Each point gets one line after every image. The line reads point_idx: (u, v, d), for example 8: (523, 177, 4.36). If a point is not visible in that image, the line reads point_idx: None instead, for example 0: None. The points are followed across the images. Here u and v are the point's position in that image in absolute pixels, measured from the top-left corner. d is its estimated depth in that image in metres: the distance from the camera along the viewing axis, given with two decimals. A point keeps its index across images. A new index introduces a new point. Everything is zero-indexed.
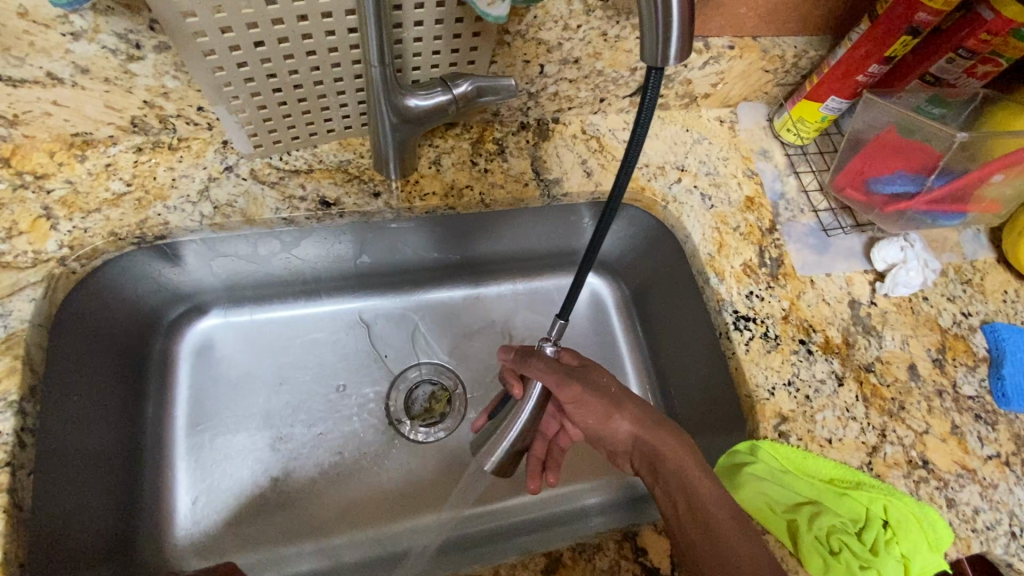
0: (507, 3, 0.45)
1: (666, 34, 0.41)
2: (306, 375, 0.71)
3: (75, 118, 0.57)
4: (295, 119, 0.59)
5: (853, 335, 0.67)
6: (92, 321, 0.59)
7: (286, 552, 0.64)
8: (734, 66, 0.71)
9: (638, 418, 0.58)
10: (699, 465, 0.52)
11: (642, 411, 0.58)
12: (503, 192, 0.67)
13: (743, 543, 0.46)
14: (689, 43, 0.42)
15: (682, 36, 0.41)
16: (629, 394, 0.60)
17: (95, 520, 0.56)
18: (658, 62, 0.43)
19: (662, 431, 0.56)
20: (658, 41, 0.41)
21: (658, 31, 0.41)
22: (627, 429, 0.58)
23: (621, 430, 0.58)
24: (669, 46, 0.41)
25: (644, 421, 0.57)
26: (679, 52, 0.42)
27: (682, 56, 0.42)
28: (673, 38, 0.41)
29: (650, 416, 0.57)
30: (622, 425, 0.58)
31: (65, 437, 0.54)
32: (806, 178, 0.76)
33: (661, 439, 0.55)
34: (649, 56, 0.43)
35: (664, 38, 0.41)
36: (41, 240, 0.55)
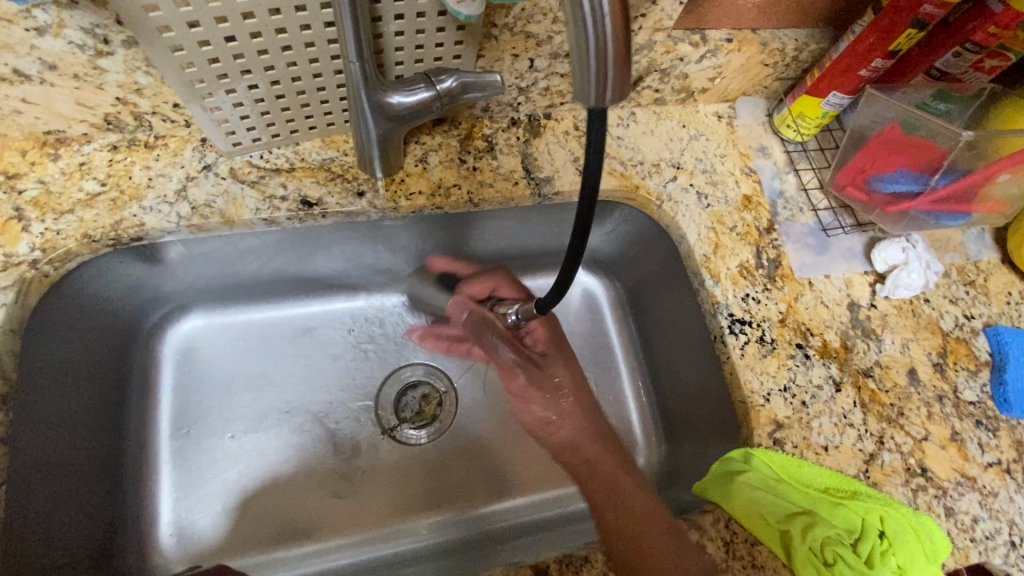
0: (477, 2, 0.48)
1: (602, 73, 0.36)
2: (293, 378, 0.70)
3: (46, 116, 0.55)
4: (275, 116, 0.57)
5: (852, 338, 0.65)
6: (72, 325, 0.57)
7: (275, 556, 0.63)
8: (732, 60, 0.68)
9: (579, 421, 0.68)
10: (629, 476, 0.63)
11: (582, 419, 0.68)
12: (491, 190, 0.65)
13: (664, 543, 0.53)
14: (627, 80, 0.37)
15: (617, 75, 0.36)
16: (578, 396, 0.69)
17: (73, 529, 0.55)
18: (588, 102, 0.37)
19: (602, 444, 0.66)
20: (591, 80, 0.36)
21: (591, 69, 0.36)
22: (567, 428, 0.68)
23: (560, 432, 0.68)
24: (602, 85, 0.37)
25: (584, 432, 0.68)
26: (611, 92, 0.37)
27: (617, 101, 0.38)
28: (607, 76, 0.36)
29: (594, 428, 0.68)
30: (559, 428, 0.69)
31: (39, 445, 0.53)
32: (805, 175, 0.74)
33: (595, 450, 0.66)
34: (578, 98, 0.38)
35: (598, 77, 0.36)
36: (12, 243, 0.54)
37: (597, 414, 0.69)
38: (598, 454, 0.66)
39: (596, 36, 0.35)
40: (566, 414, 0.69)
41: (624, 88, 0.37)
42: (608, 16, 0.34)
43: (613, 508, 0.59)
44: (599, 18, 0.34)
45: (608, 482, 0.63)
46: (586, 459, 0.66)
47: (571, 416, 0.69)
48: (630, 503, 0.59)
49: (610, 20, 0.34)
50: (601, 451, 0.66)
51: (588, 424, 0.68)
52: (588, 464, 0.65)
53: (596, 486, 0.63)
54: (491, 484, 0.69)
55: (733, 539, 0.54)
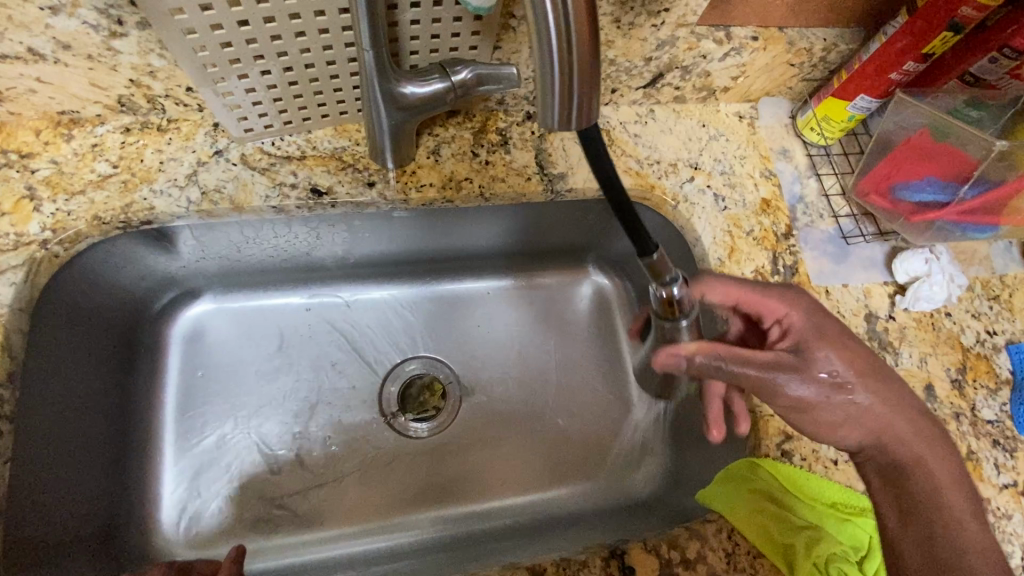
0: None
1: (566, 98, 0.37)
2: (340, 358, 0.71)
3: (61, 96, 0.55)
4: (287, 103, 0.57)
5: (868, 351, 0.63)
6: (81, 306, 0.58)
7: (272, 543, 0.63)
8: (757, 59, 0.66)
9: (883, 412, 0.52)
10: (953, 481, 0.51)
11: (894, 412, 0.52)
12: (504, 185, 0.63)
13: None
14: (592, 105, 0.38)
15: (582, 99, 0.37)
16: (886, 378, 0.52)
17: (71, 508, 0.56)
18: (550, 124, 0.39)
19: (905, 436, 0.51)
20: (552, 95, 0.37)
21: (551, 91, 0.37)
22: (867, 430, 0.52)
23: (854, 432, 0.52)
24: (562, 110, 0.38)
25: (900, 425, 0.51)
26: (577, 114, 0.38)
27: (587, 125, 0.39)
28: (570, 104, 0.37)
29: (907, 425, 0.52)
30: (856, 423, 0.51)
31: (47, 425, 0.54)
32: (827, 181, 0.72)
33: (920, 450, 0.51)
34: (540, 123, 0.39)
35: (556, 94, 0.37)
36: (24, 223, 0.54)
37: (908, 407, 0.53)
38: (905, 443, 0.51)
39: (561, 65, 0.35)
40: (868, 408, 0.52)
41: (592, 112, 0.38)
42: (572, 42, 0.35)
43: (925, 548, 0.48)
44: (568, 47, 0.35)
45: (930, 494, 0.50)
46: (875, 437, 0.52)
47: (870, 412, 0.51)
48: (963, 530, 0.48)
49: (574, 46, 0.35)
50: (925, 459, 0.51)
51: (897, 410, 0.52)
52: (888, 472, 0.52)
53: (914, 478, 0.51)
54: (494, 480, 0.69)
55: (734, 550, 0.52)
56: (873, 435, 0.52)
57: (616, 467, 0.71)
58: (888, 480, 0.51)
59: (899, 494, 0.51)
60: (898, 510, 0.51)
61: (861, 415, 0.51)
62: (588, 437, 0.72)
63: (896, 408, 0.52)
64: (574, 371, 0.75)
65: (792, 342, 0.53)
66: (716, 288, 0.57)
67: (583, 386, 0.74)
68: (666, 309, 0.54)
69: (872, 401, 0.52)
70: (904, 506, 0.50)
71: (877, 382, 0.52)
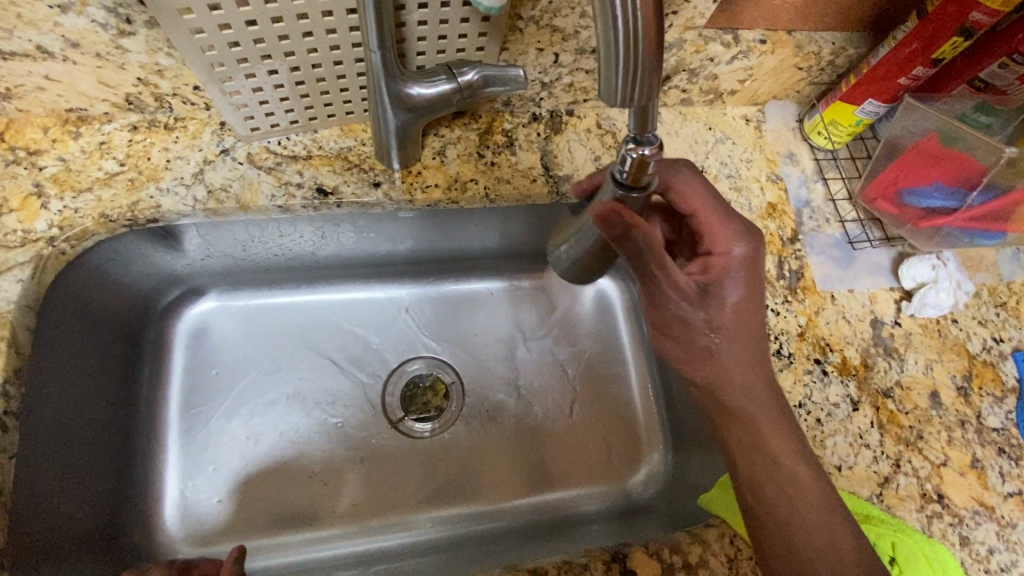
0: None
1: (630, 75, 0.36)
2: (343, 357, 0.71)
3: (69, 94, 0.55)
4: (294, 102, 0.57)
5: (873, 356, 0.63)
6: (87, 303, 0.58)
7: (275, 541, 0.63)
8: (765, 62, 0.66)
9: (733, 363, 0.52)
10: (789, 442, 0.51)
11: (750, 371, 0.53)
12: (509, 186, 0.63)
13: (819, 534, 0.47)
14: (654, 80, 0.37)
15: (645, 77, 0.37)
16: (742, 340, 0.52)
17: (77, 505, 0.56)
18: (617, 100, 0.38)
19: (755, 403, 0.52)
20: (618, 73, 0.36)
21: (617, 68, 0.36)
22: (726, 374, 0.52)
23: (707, 373, 0.53)
24: (626, 86, 0.37)
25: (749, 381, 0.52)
26: (639, 93, 0.37)
27: (647, 100, 0.38)
28: (636, 81, 0.37)
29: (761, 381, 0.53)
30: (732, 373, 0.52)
31: (53, 421, 0.55)
32: (834, 185, 0.71)
33: (773, 421, 0.52)
34: (606, 100, 0.39)
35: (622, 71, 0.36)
36: (31, 220, 0.54)
37: (760, 366, 0.53)
38: (747, 396, 0.52)
39: (628, 43, 0.35)
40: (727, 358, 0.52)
41: (653, 88, 0.38)
42: (639, 19, 0.34)
43: (782, 534, 0.48)
44: (632, 23, 0.34)
45: (767, 456, 0.51)
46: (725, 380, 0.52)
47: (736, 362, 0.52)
48: (800, 484, 0.49)
49: (642, 23, 0.34)
50: (773, 426, 0.52)
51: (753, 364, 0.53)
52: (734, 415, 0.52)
53: (772, 445, 0.51)
54: (495, 481, 0.69)
55: (736, 555, 0.52)
56: (712, 386, 0.53)
57: (619, 470, 0.71)
58: (740, 439, 0.52)
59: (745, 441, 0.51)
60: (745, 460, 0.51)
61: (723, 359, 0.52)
62: (591, 440, 0.72)
63: (757, 360, 0.53)
64: (577, 372, 0.75)
65: (707, 277, 0.53)
66: (691, 190, 0.55)
67: (586, 388, 0.74)
68: (634, 171, 0.45)
69: (724, 358, 0.52)
70: (756, 456, 0.51)
71: (739, 337, 0.52)
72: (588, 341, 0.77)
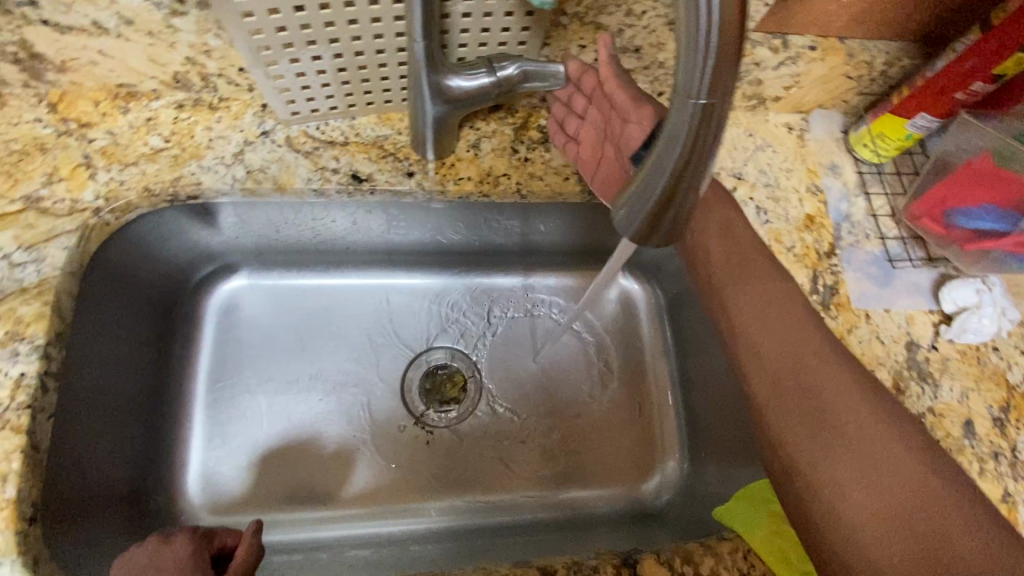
0: None
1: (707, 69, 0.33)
2: (367, 341, 0.72)
3: (120, 69, 0.56)
4: (334, 88, 0.57)
5: (906, 380, 0.61)
6: (124, 273, 0.60)
7: (291, 517, 0.65)
8: (814, 69, 0.64)
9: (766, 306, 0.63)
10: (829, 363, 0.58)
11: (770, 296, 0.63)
12: (541, 183, 0.63)
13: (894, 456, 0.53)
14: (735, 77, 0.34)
15: (727, 72, 0.33)
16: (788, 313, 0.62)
17: (105, 468, 0.58)
18: (692, 98, 0.34)
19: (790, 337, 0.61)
20: (695, 66, 0.33)
21: (694, 60, 0.32)
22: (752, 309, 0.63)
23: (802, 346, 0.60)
24: (703, 82, 0.33)
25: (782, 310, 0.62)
26: (712, 91, 0.33)
27: (722, 99, 0.34)
28: (713, 75, 0.33)
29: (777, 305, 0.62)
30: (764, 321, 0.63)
31: (89, 385, 0.56)
32: (877, 201, 0.69)
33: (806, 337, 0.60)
34: (678, 97, 0.35)
35: (700, 64, 0.32)
36: (79, 189, 0.56)
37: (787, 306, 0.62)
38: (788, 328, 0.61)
39: (708, 34, 0.31)
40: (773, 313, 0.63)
41: (730, 85, 0.34)
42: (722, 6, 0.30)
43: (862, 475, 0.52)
44: (715, 11, 0.31)
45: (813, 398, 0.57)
46: (789, 372, 0.60)
47: (773, 352, 0.62)
48: (857, 411, 0.56)
49: (726, 11, 0.31)
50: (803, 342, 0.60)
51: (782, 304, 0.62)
52: (783, 401, 0.59)
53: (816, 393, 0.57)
54: (507, 475, 0.69)
55: (750, 570, 0.50)
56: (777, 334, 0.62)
57: (634, 474, 0.71)
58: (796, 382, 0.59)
59: (810, 427, 0.56)
60: (812, 448, 0.55)
61: (749, 332, 0.63)
62: (608, 443, 0.72)
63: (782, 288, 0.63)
64: (597, 373, 0.74)
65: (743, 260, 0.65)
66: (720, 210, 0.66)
67: (604, 390, 0.74)
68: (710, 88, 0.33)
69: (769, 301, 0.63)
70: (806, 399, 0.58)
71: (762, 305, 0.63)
72: (610, 342, 0.76)
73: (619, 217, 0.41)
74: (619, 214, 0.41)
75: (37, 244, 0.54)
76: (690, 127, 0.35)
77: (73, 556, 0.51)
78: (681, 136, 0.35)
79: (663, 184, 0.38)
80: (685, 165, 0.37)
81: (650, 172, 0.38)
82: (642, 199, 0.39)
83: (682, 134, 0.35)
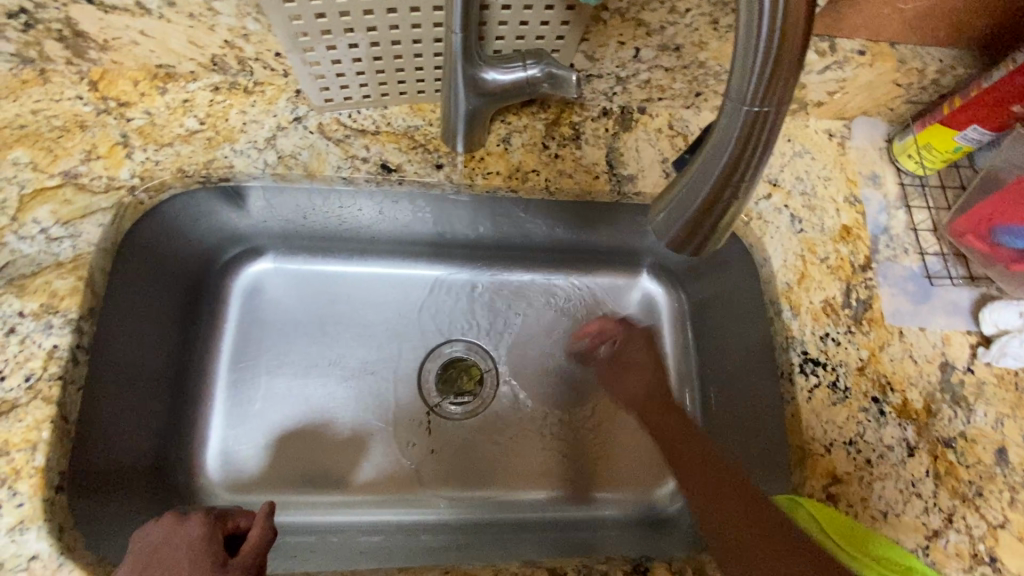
0: None
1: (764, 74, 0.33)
2: (386, 330, 0.72)
3: (160, 50, 0.57)
4: (368, 77, 0.57)
5: (938, 402, 0.59)
6: (155, 251, 0.61)
7: (304, 499, 0.66)
8: (860, 75, 0.62)
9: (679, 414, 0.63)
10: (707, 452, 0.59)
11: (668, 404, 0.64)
12: (570, 181, 0.62)
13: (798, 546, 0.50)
14: (789, 87, 0.34)
15: (784, 80, 0.33)
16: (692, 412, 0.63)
17: (131, 440, 0.59)
18: (745, 104, 0.34)
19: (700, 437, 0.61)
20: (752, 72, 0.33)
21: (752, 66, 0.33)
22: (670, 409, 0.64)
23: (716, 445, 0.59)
24: (759, 87, 0.33)
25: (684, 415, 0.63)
26: (767, 98, 0.33)
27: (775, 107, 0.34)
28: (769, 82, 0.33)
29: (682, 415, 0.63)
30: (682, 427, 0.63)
31: (117, 359, 0.58)
32: (918, 214, 0.66)
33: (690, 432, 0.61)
34: (730, 104, 0.35)
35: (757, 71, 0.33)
36: (116, 167, 0.57)
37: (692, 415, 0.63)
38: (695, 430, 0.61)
39: (768, 42, 0.32)
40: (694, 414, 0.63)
41: (784, 97, 0.34)
42: (785, 16, 0.31)
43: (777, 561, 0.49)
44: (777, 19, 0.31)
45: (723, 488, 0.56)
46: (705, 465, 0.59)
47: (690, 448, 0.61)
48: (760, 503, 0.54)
49: (787, 22, 0.31)
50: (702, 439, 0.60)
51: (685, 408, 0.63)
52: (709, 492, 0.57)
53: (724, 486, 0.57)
54: (518, 473, 0.69)
55: None
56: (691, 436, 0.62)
57: (646, 479, 0.70)
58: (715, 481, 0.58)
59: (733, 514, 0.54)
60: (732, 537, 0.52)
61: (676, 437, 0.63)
62: (622, 447, 0.71)
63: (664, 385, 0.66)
64: None
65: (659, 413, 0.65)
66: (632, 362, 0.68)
67: None
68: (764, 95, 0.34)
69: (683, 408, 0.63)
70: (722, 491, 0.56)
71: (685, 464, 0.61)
72: None
73: (657, 222, 0.40)
74: (657, 219, 0.40)
75: (74, 219, 0.55)
76: (740, 134, 0.35)
77: (98, 525, 0.53)
78: (730, 141, 0.35)
79: (707, 191, 0.37)
80: (731, 172, 0.36)
81: (693, 177, 0.37)
82: (684, 203, 0.38)
83: (732, 141, 0.35)
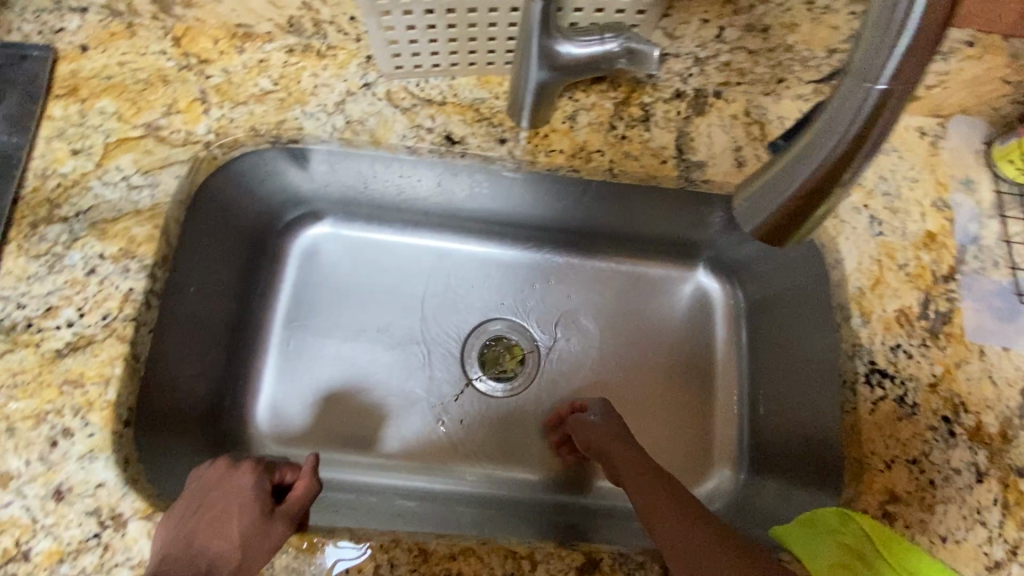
0: None
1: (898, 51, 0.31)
2: (434, 302, 0.73)
3: (241, 9, 0.58)
4: (439, 44, 0.56)
5: (1016, 429, 0.54)
6: (222, 206, 0.63)
7: (344, 458, 0.68)
8: (964, 69, 0.57)
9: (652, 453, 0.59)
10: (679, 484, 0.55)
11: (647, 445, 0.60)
12: (635, 164, 0.60)
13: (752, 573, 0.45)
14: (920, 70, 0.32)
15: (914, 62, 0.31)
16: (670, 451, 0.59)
17: (191, 384, 0.62)
18: (869, 83, 0.32)
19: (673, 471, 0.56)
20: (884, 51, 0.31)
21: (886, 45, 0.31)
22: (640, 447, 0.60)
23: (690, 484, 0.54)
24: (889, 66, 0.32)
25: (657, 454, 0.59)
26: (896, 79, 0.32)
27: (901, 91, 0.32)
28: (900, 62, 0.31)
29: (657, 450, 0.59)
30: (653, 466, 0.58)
31: (185, 307, 0.61)
32: (1013, 225, 0.61)
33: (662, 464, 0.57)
34: (849, 83, 0.33)
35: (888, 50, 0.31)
36: (194, 122, 0.59)
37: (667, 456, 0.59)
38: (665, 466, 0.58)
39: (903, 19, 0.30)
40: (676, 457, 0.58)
41: (913, 79, 0.32)
42: None
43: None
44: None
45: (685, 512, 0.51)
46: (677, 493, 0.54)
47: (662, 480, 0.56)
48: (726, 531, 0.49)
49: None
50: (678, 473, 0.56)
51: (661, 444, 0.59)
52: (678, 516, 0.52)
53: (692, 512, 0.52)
54: (549, 455, 0.69)
55: None
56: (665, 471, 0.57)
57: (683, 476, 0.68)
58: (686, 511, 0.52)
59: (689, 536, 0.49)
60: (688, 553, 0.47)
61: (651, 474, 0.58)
62: (662, 441, 0.69)
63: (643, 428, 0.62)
64: (660, 369, 0.72)
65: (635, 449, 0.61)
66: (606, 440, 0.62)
67: (665, 386, 0.71)
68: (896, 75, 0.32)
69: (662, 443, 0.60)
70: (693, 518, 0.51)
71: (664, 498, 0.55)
72: (676, 339, 0.73)
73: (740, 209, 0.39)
74: (739, 207, 0.39)
75: (154, 169, 0.57)
76: (858, 114, 0.33)
77: (157, 460, 0.56)
78: (846, 125, 0.33)
79: (805, 178, 0.35)
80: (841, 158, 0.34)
81: (794, 161, 0.35)
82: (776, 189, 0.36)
83: (847, 122, 0.33)
